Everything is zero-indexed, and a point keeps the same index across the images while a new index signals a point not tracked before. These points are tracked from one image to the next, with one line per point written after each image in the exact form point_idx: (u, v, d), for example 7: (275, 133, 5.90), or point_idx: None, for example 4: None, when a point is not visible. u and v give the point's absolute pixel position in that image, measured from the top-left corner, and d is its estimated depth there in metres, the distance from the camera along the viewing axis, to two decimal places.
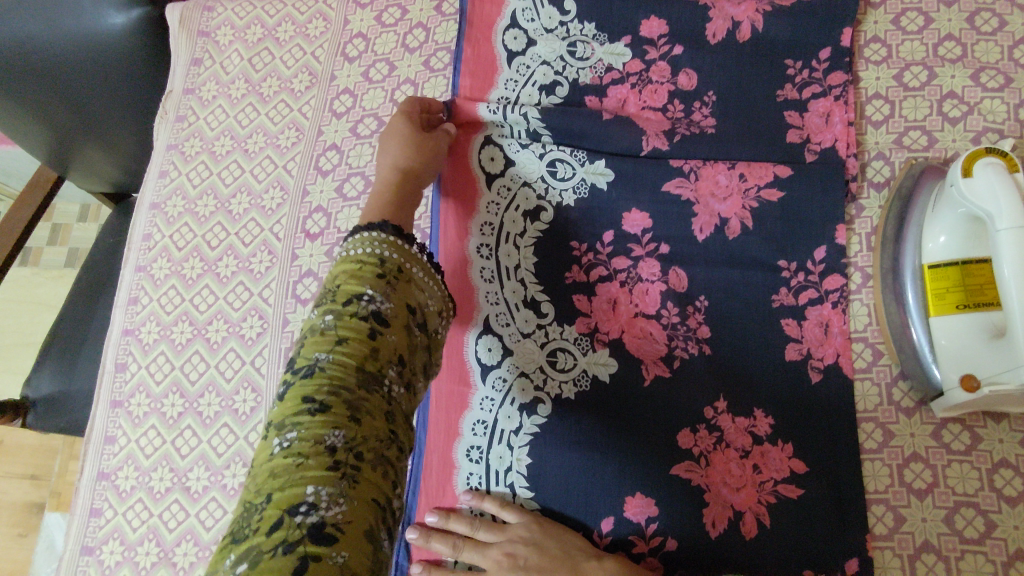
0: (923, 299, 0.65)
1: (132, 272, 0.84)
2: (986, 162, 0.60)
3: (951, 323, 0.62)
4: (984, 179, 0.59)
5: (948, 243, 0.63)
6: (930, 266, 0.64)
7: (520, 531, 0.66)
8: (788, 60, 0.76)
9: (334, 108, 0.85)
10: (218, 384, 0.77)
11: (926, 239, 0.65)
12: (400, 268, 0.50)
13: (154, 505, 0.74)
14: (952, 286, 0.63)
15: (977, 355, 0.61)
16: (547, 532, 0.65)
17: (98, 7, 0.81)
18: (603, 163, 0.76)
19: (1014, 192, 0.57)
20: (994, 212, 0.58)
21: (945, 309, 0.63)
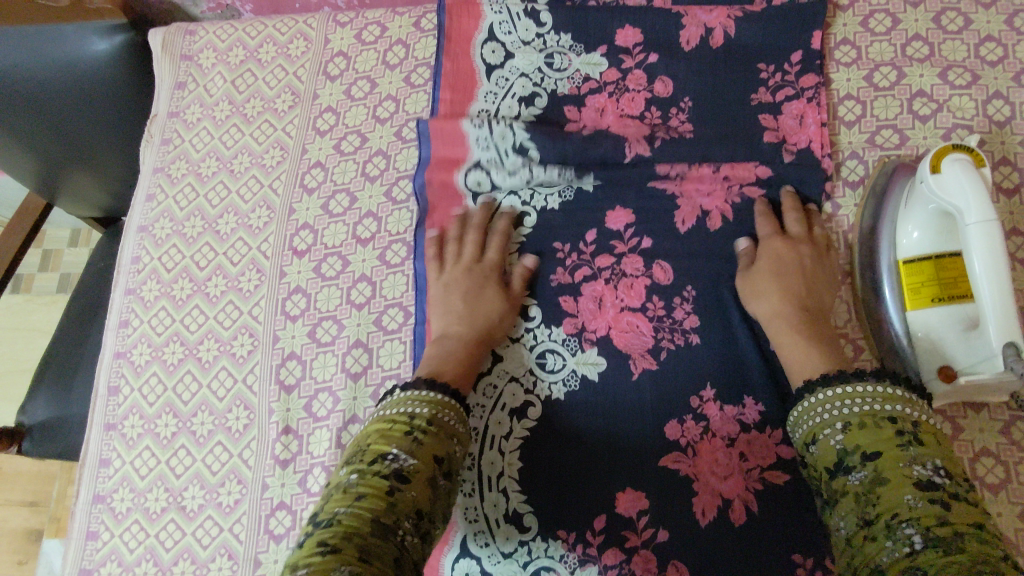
0: (898, 294, 0.66)
1: (121, 295, 0.85)
2: (954, 158, 0.61)
3: (928, 316, 0.64)
4: (951, 174, 0.61)
5: (920, 237, 0.65)
6: (905, 262, 0.66)
7: (783, 255, 0.69)
8: (761, 64, 0.78)
9: (318, 127, 0.86)
10: (211, 403, 0.77)
11: (900, 235, 0.67)
12: (430, 420, 0.59)
13: (151, 526, 0.74)
14: (925, 280, 0.64)
15: (952, 347, 0.63)
16: (793, 284, 0.68)
17: (81, 34, 0.91)
18: (591, 176, 0.77)
19: (980, 188, 0.59)
20: (962, 206, 0.59)
21: (921, 302, 0.64)
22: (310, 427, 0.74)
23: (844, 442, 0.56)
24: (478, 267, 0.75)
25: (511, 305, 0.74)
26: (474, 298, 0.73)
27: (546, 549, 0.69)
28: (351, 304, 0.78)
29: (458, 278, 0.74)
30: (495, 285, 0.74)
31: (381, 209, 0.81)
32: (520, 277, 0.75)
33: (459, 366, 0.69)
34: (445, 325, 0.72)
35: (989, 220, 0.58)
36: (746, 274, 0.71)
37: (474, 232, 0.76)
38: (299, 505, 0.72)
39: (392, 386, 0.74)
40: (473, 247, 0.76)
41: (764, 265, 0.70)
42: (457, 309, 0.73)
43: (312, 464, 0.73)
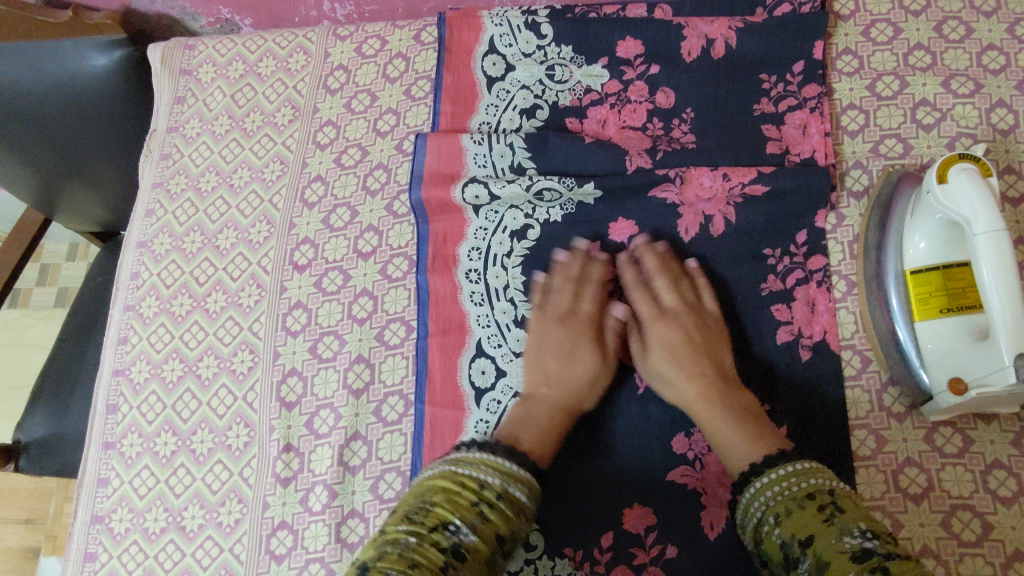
0: (907, 304, 0.66)
1: (120, 311, 0.84)
2: (961, 167, 0.61)
3: (937, 327, 0.63)
4: (958, 184, 0.60)
5: (927, 247, 0.64)
6: (912, 272, 0.65)
7: (669, 335, 0.69)
8: (763, 75, 0.78)
9: (318, 140, 0.86)
10: (211, 421, 0.76)
11: (907, 245, 0.66)
12: (499, 493, 0.56)
13: (150, 547, 0.73)
14: (934, 291, 0.64)
15: (964, 359, 0.61)
16: (686, 361, 0.67)
17: (80, 50, 0.92)
18: (592, 184, 0.76)
19: (989, 198, 0.59)
20: (971, 216, 0.59)
21: (929, 313, 0.64)
22: (311, 444, 0.73)
23: (780, 534, 0.53)
24: (574, 318, 0.72)
25: (603, 361, 0.71)
26: (565, 355, 0.70)
27: (552, 568, 0.67)
28: (353, 320, 0.77)
29: (553, 332, 0.71)
30: (589, 341, 0.71)
31: (382, 223, 0.81)
32: (612, 328, 0.73)
33: (552, 428, 0.66)
34: (534, 386, 0.70)
35: (999, 230, 0.57)
36: (643, 359, 0.70)
37: (556, 282, 0.74)
38: (300, 524, 0.71)
39: (394, 402, 0.74)
40: (571, 297, 0.73)
41: (654, 347, 0.69)
42: (546, 369, 0.70)
43: (313, 483, 0.72)
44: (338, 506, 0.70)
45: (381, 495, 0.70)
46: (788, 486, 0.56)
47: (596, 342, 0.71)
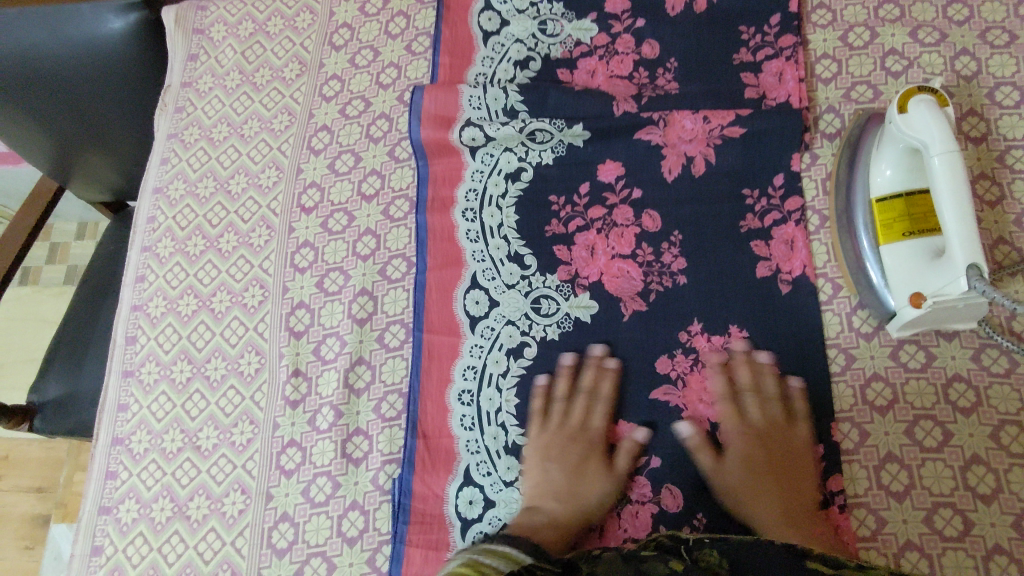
0: (873, 230, 0.71)
1: (138, 253, 0.89)
2: (921, 99, 0.65)
3: (900, 249, 0.68)
4: (919, 114, 0.64)
5: (892, 174, 0.69)
6: (878, 200, 0.70)
7: (748, 453, 0.69)
8: (742, 27, 0.83)
9: (324, 93, 0.91)
10: (224, 350, 0.81)
11: (873, 175, 0.71)
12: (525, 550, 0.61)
13: (167, 464, 0.78)
14: (898, 216, 0.69)
15: (922, 276, 0.66)
16: (761, 478, 0.68)
17: (98, 14, 0.95)
18: (580, 125, 0.81)
19: (946, 126, 0.63)
20: (930, 143, 0.63)
21: (893, 236, 0.69)
22: (318, 369, 0.78)
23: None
24: (582, 435, 0.72)
25: (614, 481, 0.70)
26: (576, 474, 0.70)
27: None
28: (357, 256, 0.82)
29: (557, 442, 0.72)
30: (598, 460, 0.71)
31: (384, 167, 0.86)
32: (627, 449, 0.71)
33: (548, 545, 0.66)
34: (536, 497, 0.70)
35: (955, 155, 0.62)
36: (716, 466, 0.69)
37: (479, 396, 0.75)
38: (309, 442, 0.76)
39: (396, 330, 0.79)
40: (597, 410, 0.73)
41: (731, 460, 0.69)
42: (554, 482, 0.70)
43: (320, 404, 0.77)
44: (343, 424, 0.76)
45: (384, 414, 0.76)
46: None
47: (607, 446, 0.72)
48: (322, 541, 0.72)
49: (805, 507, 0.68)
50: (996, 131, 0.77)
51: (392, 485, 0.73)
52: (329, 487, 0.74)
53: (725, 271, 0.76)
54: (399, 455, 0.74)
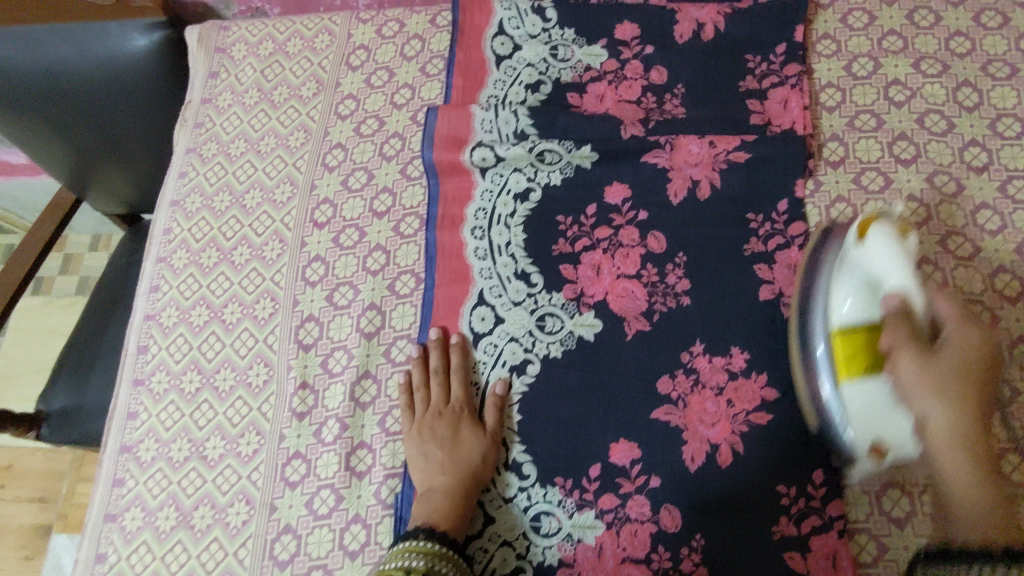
0: (831, 364, 0.63)
1: (153, 263, 0.91)
2: (879, 230, 0.62)
3: (861, 390, 0.61)
4: (878, 245, 0.62)
5: (850, 308, 0.62)
6: (839, 330, 0.63)
7: (971, 349, 0.58)
8: (748, 55, 0.85)
9: (339, 112, 0.93)
10: (233, 361, 0.83)
11: (830, 307, 0.64)
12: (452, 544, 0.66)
13: (174, 473, 0.79)
14: (860, 351, 0.61)
15: (885, 423, 0.60)
16: (971, 390, 0.56)
17: (125, 31, 0.99)
18: (588, 147, 0.83)
19: (907, 259, 0.60)
20: (888, 276, 0.60)
21: (855, 375, 0.61)
22: (325, 382, 0.79)
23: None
24: (447, 409, 0.75)
25: (489, 441, 0.74)
26: (452, 442, 0.73)
27: (545, 495, 0.72)
28: (367, 271, 0.84)
29: (430, 423, 0.74)
30: (467, 424, 0.75)
31: (396, 185, 0.87)
32: (491, 403, 0.76)
33: (454, 517, 0.69)
34: (429, 478, 0.72)
35: (913, 290, 0.59)
36: (918, 365, 0.57)
37: (436, 371, 0.77)
38: (314, 454, 0.77)
39: (403, 344, 0.80)
40: (439, 389, 0.76)
41: (946, 358, 0.57)
42: (436, 459, 0.72)
43: (327, 417, 0.78)
44: (348, 437, 0.77)
45: (389, 428, 0.77)
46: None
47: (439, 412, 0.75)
48: (324, 554, 0.72)
49: (805, 532, 0.67)
50: (998, 162, 0.78)
51: (395, 499, 0.73)
52: (332, 499, 0.74)
53: (728, 294, 0.77)
54: (401, 469, 0.75)
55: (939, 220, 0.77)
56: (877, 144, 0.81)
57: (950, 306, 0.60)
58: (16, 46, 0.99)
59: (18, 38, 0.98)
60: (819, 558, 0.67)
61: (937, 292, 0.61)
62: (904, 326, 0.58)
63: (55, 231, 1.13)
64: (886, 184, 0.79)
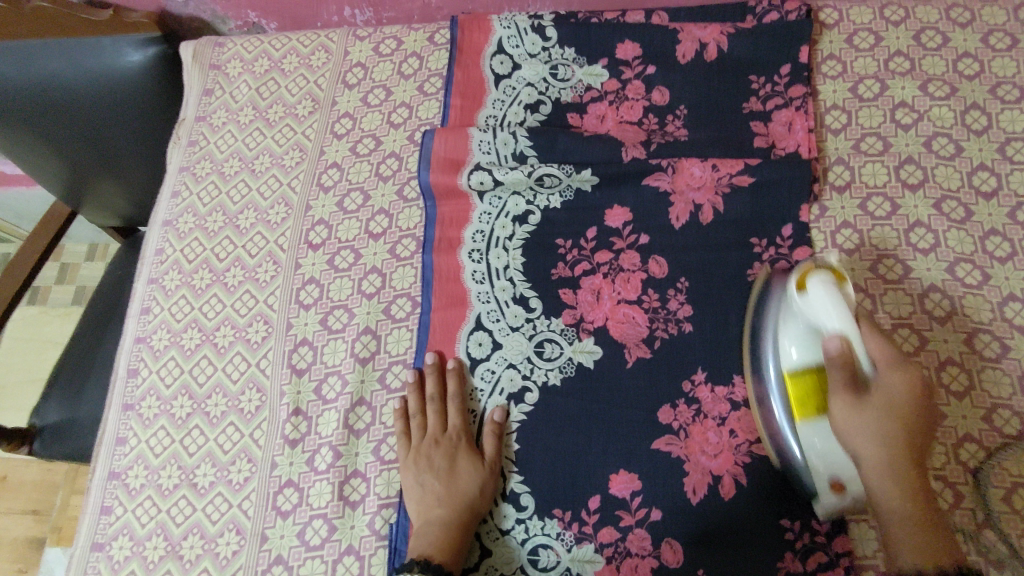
0: (786, 401, 0.64)
1: (144, 284, 0.89)
2: (818, 277, 0.59)
3: (816, 428, 0.62)
4: (816, 294, 0.59)
5: (799, 355, 0.62)
6: (789, 373, 0.63)
7: (899, 396, 0.58)
8: (752, 76, 0.83)
9: (336, 131, 0.92)
10: (225, 385, 0.81)
11: (779, 351, 0.64)
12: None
13: (163, 502, 0.77)
14: (809, 392, 0.62)
15: (836, 462, 0.62)
16: (898, 434, 0.58)
17: (119, 46, 0.98)
18: (589, 171, 0.81)
19: (846, 309, 0.57)
20: (827, 326, 0.58)
21: (809, 414, 0.62)
22: (319, 409, 0.78)
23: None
24: (445, 437, 0.74)
25: (487, 471, 0.72)
26: (449, 472, 0.71)
27: (543, 527, 0.71)
28: (362, 294, 0.82)
29: (427, 451, 0.73)
30: (465, 453, 0.73)
31: (393, 207, 0.86)
32: (488, 430, 0.74)
33: (451, 551, 0.67)
34: (425, 510, 0.70)
35: (852, 338, 0.57)
36: (848, 406, 0.59)
37: (433, 397, 0.75)
38: (306, 483, 0.75)
39: (398, 370, 0.78)
40: (436, 416, 0.75)
41: (875, 401, 0.58)
42: (433, 491, 0.70)
43: (319, 445, 0.76)
44: (342, 466, 0.75)
45: (383, 457, 0.75)
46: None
47: (438, 439, 0.73)
48: None
49: (811, 568, 0.66)
50: (1007, 187, 0.77)
51: (389, 530, 0.72)
52: (325, 530, 0.73)
53: (731, 321, 0.75)
54: (396, 499, 0.73)
55: (947, 246, 0.75)
56: (883, 168, 0.79)
57: (884, 351, 0.60)
58: (10, 63, 0.98)
59: (14, 56, 0.98)
60: None
61: (874, 334, 0.61)
62: (844, 366, 0.57)
63: (48, 247, 1.12)
64: (892, 209, 0.77)
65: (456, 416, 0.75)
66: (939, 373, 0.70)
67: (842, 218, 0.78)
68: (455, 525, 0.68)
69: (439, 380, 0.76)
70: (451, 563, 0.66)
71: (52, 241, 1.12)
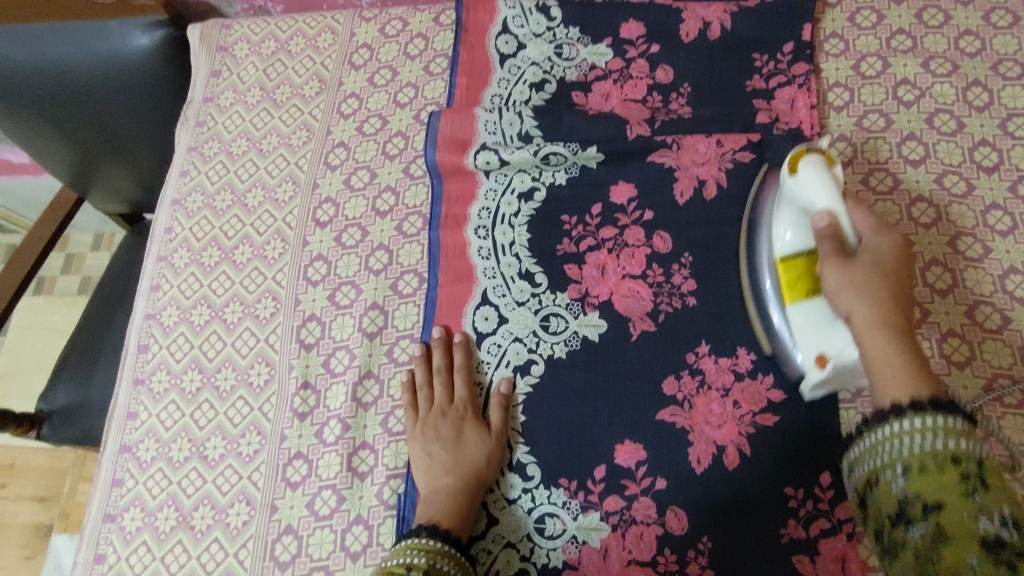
0: (782, 292, 0.67)
1: (154, 262, 0.90)
2: (808, 161, 0.63)
3: (806, 306, 0.64)
4: (807, 174, 0.62)
5: (794, 236, 0.65)
6: (782, 258, 0.66)
7: (884, 252, 0.58)
8: (755, 54, 0.84)
9: (342, 111, 0.93)
10: (234, 360, 0.82)
11: (776, 238, 0.67)
12: (455, 542, 0.65)
13: (174, 473, 0.78)
14: (801, 275, 0.64)
15: (828, 333, 0.61)
16: (885, 289, 0.56)
17: (126, 30, 0.98)
18: (594, 148, 0.82)
19: (833, 185, 0.60)
20: (816, 203, 0.61)
21: (798, 295, 0.64)
22: (327, 382, 0.79)
23: (904, 489, 0.48)
24: (452, 409, 0.74)
25: (494, 441, 0.73)
26: (456, 442, 0.72)
27: (549, 496, 0.71)
28: (369, 271, 0.83)
29: (435, 421, 0.74)
30: (472, 424, 0.74)
31: (399, 184, 0.87)
32: (495, 402, 0.75)
33: (459, 518, 0.68)
34: (433, 479, 0.71)
35: (840, 212, 0.59)
36: (839, 266, 0.58)
37: (439, 369, 0.76)
38: (315, 454, 0.76)
39: (406, 344, 0.79)
40: (442, 388, 0.75)
41: (864, 259, 0.58)
42: (441, 461, 0.71)
43: (328, 417, 0.77)
44: (350, 437, 0.76)
45: (391, 429, 0.76)
46: (929, 425, 0.48)
47: (444, 410, 0.74)
48: (325, 556, 0.72)
49: (814, 535, 0.66)
50: (1009, 161, 0.77)
51: (397, 500, 0.72)
52: (334, 500, 0.73)
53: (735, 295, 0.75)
54: (404, 470, 0.74)
55: (949, 220, 0.76)
56: (885, 144, 0.80)
57: (868, 219, 0.60)
58: (17, 47, 0.99)
59: (19, 38, 0.98)
60: (828, 562, 0.66)
61: (860, 207, 0.61)
62: (832, 237, 0.59)
63: (57, 230, 1.13)
64: (895, 185, 0.78)
65: (463, 387, 0.76)
66: (940, 345, 0.71)
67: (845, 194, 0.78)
68: (462, 494, 0.69)
69: (445, 351, 0.77)
70: (459, 530, 0.67)
71: (61, 224, 1.13)
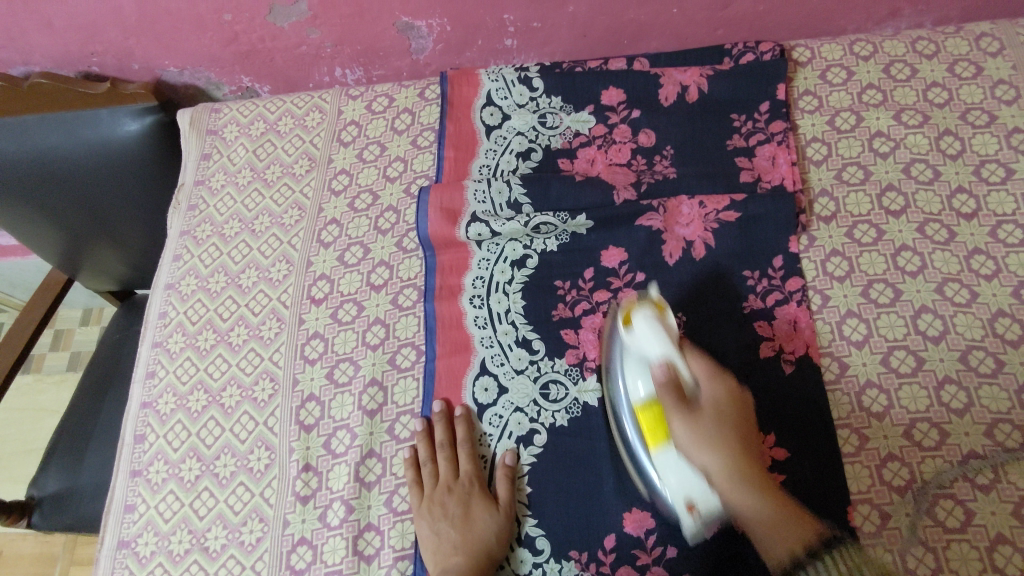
0: (643, 438, 0.69)
1: (149, 348, 0.90)
2: (641, 314, 0.69)
3: (665, 456, 0.66)
4: (640, 328, 0.69)
5: (644, 389, 0.69)
6: (638, 407, 0.69)
7: (721, 402, 0.67)
8: (733, 115, 0.87)
9: (333, 187, 0.94)
10: (234, 446, 0.81)
11: (630, 388, 0.70)
12: None
13: (174, 568, 0.76)
14: (657, 418, 0.68)
15: (688, 481, 0.65)
16: (732, 438, 0.65)
17: (116, 117, 1.01)
18: (583, 216, 0.83)
19: (666, 337, 0.68)
20: (655, 355, 0.68)
21: (660, 441, 0.67)
22: (329, 464, 0.78)
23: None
24: (457, 484, 0.74)
25: (501, 515, 0.72)
26: (463, 518, 0.71)
27: (560, 571, 0.70)
28: (367, 346, 0.83)
29: (440, 499, 0.73)
30: (478, 499, 0.73)
31: (393, 258, 0.88)
32: (501, 475, 0.74)
33: None
34: (442, 558, 0.69)
35: (676, 360, 0.67)
36: (688, 422, 0.65)
37: (442, 443, 0.76)
38: (319, 540, 0.74)
39: (407, 420, 0.79)
40: (446, 464, 0.75)
41: (705, 411, 0.66)
42: (448, 539, 0.70)
43: (331, 500, 0.76)
44: (355, 520, 0.74)
45: (395, 508, 0.75)
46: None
47: (449, 485, 0.74)
48: None
49: None
50: (986, 207, 0.79)
51: None
52: None
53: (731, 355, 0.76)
54: (411, 551, 0.72)
55: (934, 267, 0.77)
56: (866, 196, 0.82)
57: (702, 367, 0.69)
58: (6, 138, 1.01)
59: (10, 130, 1.00)
60: None
61: (691, 351, 0.69)
62: (672, 386, 0.66)
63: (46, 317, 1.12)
64: (878, 235, 0.80)
65: (466, 461, 0.75)
66: (938, 393, 0.72)
67: (831, 247, 0.80)
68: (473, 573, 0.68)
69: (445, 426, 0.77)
70: None
71: (49, 311, 1.12)
